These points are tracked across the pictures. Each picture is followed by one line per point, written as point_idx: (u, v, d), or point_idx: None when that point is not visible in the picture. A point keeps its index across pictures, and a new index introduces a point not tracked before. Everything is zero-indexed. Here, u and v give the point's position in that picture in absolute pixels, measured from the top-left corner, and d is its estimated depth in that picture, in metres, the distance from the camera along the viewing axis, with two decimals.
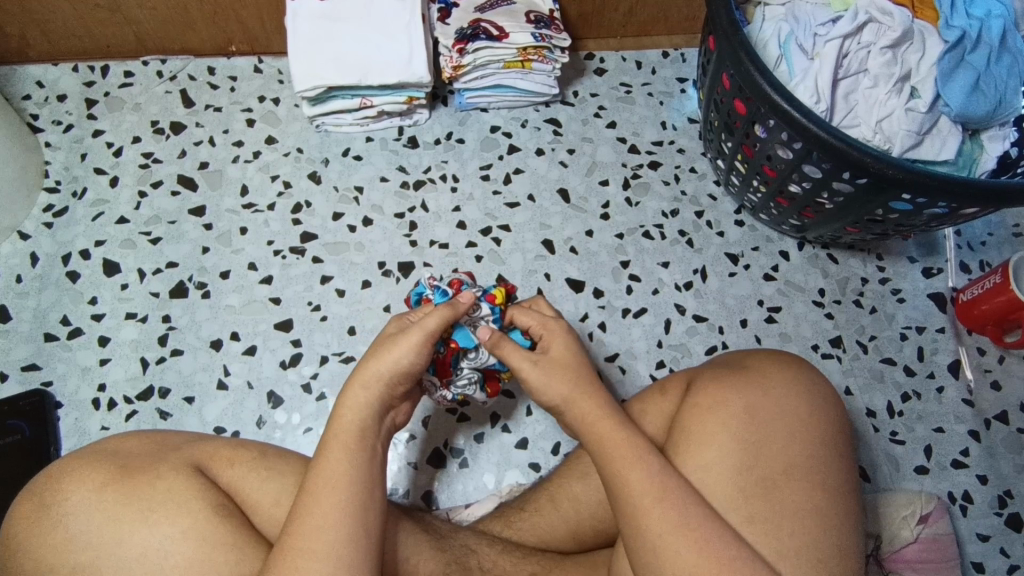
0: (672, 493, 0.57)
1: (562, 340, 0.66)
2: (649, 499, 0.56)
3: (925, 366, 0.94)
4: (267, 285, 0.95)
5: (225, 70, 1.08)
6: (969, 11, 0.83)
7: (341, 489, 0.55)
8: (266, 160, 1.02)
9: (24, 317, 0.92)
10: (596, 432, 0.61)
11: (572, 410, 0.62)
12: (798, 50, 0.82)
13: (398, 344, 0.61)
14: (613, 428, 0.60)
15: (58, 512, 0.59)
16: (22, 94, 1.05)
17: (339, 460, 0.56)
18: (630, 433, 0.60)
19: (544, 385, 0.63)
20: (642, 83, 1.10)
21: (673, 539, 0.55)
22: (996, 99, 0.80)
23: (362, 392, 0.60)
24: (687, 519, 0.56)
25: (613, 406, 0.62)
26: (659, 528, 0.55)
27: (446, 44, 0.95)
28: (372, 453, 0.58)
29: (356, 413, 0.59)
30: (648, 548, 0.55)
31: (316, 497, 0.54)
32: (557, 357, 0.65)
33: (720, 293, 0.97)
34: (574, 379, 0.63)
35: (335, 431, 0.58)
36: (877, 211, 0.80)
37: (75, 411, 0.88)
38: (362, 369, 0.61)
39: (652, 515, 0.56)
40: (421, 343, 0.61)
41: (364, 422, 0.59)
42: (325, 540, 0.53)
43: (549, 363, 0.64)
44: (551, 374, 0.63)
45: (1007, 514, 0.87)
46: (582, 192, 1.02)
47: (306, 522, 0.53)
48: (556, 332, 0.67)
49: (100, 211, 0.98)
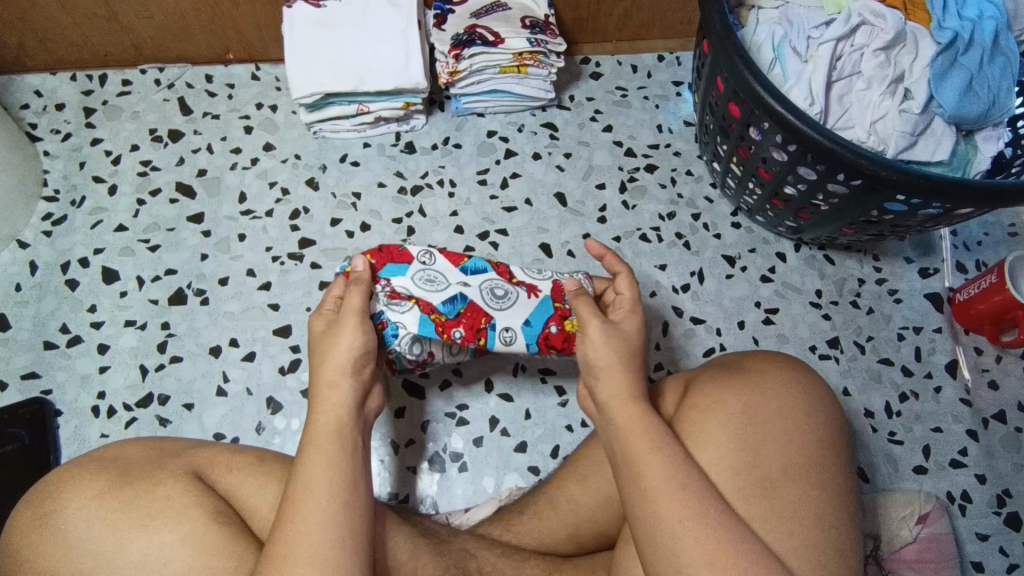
0: (692, 481, 0.57)
1: (635, 319, 0.68)
2: (666, 488, 0.56)
3: (922, 366, 0.94)
4: (265, 291, 0.95)
5: (222, 77, 1.08)
6: (962, 13, 0.83)
7: (322, 491, 0.55)
8: (264, 166, 1.02)
9: (23, 325, 0.92)
10: (618, 417, 0.61)
11: (609, 380, 0.63)
12: (791, 53, 0.83)
13: (342, 331, 0.63)
14: (633, 414, 0.61)
15: (57, 520, 0.59)
16: (21, 103, 1.05)
17: (318, 462, 0.57)
18: (649, 420, 0.60)
19: (596, 348, 0.64)
20: (638, 87, 1.10)
21: (687, 528, 0.55)
22: (989, 100, 0.81)
23: (331, 392, 0.61)
24: (703, 508, 0.56)
25: (634, 394, 0.62)
26: (678, 515, 0.55)
27: (442, 50, 0.95)
28: (355, 454, 0.59)
29: (331, 415, 0.60)
30: (663, 535, 0.55)
31: (298, 502, 0.55)
32: (625, 330, 0.66)
33: (717, 295, 0.97)
34: (620, 355, 0.64)
35: (315, 434, 0.59)
36: (872, 212, 0.80)
37: (75, 419, 0.88)
38: (327, 363, 0.62)
39: (669, 501, 0.56)
40: (359, 322, 0.64)
41: (341, 421, 0.60)
42: (314, 544, 0.53)
43: (617, 332, 0.65)
44: (611, 339, 0.65)
45: (1006, 513, 0.87)
46: (579, 195, 1.02)
47: (291, 528, 0.53)
48: (633, 309, 0.69)
49: (97, 220, 0.99)
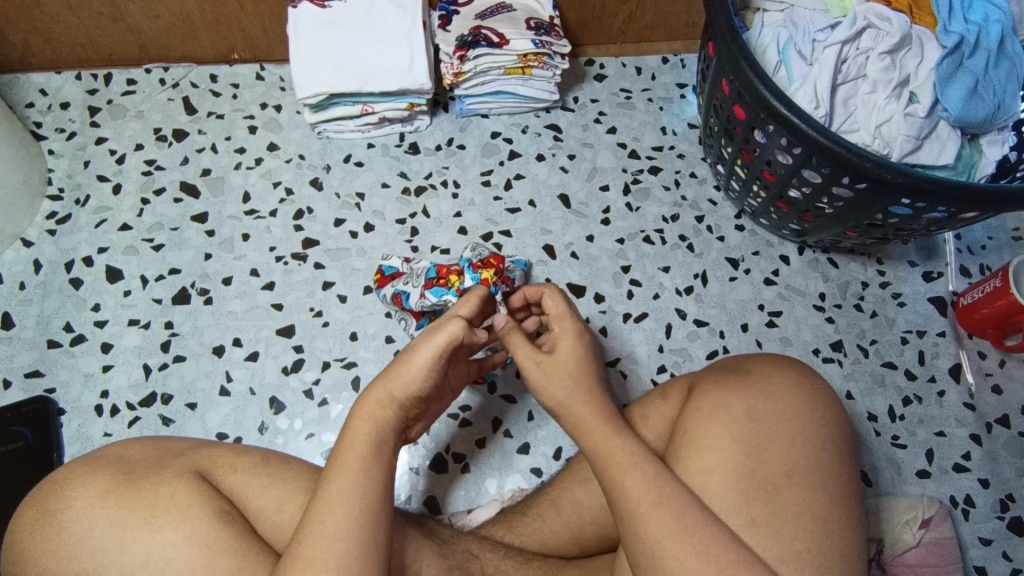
0: (669, 497, 0.57)
1: (570, 342, 0.65)
2: (645, 504, 0.57)
3: (925, 370, 0.94)
4: (269, 291, 0.95)
5: (226, 77, 1.08)
6: (968, 16, 0.83)
7: (355, 500, 0.55)
8: (268, 166, 1.02)
9: (27, 324, 0.92)
10: (593, 437, 0.61)
11: (570, 410, 0.63)
12: (797, 55, 0.83)
13: (410, 368, 0.61)
14: (608, 433, 0.61)
15: (60, 518, 0.59)
16: (25, 101, 1.05)
17: (352, 471, 0.57)
18: (625, 438, 0.61)
19: (540, 387, 0.64)
20: (643, 89, 1.10)
21: (669, 544, 0.55)
22: (994, 104, 0.81)
23: (380, 409, 0.60)
24: (682, 525, 0.56)
25: (605, 414, 0.62)
26: (658, 533, 0.55)
27: (447, 51, 0.95)
28: (385, 465, 0.58)
29: (370, 429, 0.59)
30: (646, 550, 0.56)
31: (326, 509, 0.54)
32: (561, 357, 0.64)
33: (720, 297, 0.97)
34: (571, 382, 0.63)
35: (349, 444, 0.59)
36: (877, 216, 0.80)
37: (77, 418, 0.88)
38: (381, 384, 0.61)
39: (648, 521, 0.56)
40: (428, 367, 0.61)
41: (379, 436, 0.60)
42: (335, 551, 0.53)
43: (550, 365, 0.64)
44: (549, 374, 0.63)
45: (1009, 518, 0.87)
46: (582, 197, 1.02)
47: (314, 533, 0.53)
48: (568, 329, 0.66)
49: (102, 218, 0.99)
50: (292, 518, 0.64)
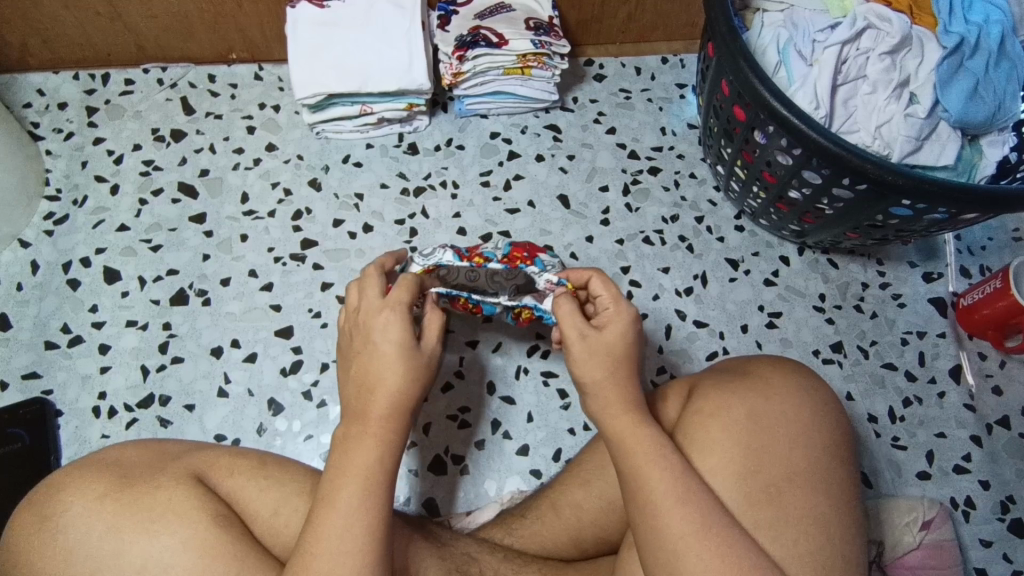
0: (690, 494, 0.56)
1: (621, 325, 0.64)
2: (666, 501, 0.56)
3: (926, 371, 0.94)
4: (267, 291, 0.95)
5: (225, 77, 1.08)
6: (968, 17, 0.83)
7: (359, 497, 0.55)
8: (267, 166, 1.02)
9: (24, 325, 0.92)
10: (614, 430, 0.60)
11: (598, 396, 0.62)
12: (797, 56, 0.82)
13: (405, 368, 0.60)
14: (631, 425, 0.60)
15: (57, 523, 0.58)
16: (23, 101, 1.05)
17: (357, 472, 0.56)
18: (646, 432, 0.60)
19: (580, 362, 0.63)
20: (642, 89, 1.10)
21: (687, 543, 0.55)
22: (994, 105, 0.80)
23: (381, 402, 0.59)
24: (704, 523, 0.55)
25: (633, 404, 0.62)
26: (679, 530, 0.55)
27: (446, 51, 0.94)
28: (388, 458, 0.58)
29: (379, 427, 0.58)
30: (666, 548, 0.55)
31: (325, 513, 0.54)
32: (608, 339, 0.64)
33: (720, 298, 0.97)
34: (609, 367, 0.63)
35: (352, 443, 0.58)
36: (877, 216, 0.79)
37: (75, 419, 0.87)
38: (380, 384, 0.60)
39: (671, 518, 0.55)
40: (426, 364, 0.62)
41: (386, 430, 0.59)
42: (340, 554, 0.52)
43: (594, 341, 0.64)
44: (592, 354, 0.63)
45: (1010, 520, 0.86)
46: (582, 198, 1.02)
47: (319, 535, 0.53)
48: (622, 314, 0.65)
49: (100, 219, 0.99)
50: (288, 519, 0.64)
